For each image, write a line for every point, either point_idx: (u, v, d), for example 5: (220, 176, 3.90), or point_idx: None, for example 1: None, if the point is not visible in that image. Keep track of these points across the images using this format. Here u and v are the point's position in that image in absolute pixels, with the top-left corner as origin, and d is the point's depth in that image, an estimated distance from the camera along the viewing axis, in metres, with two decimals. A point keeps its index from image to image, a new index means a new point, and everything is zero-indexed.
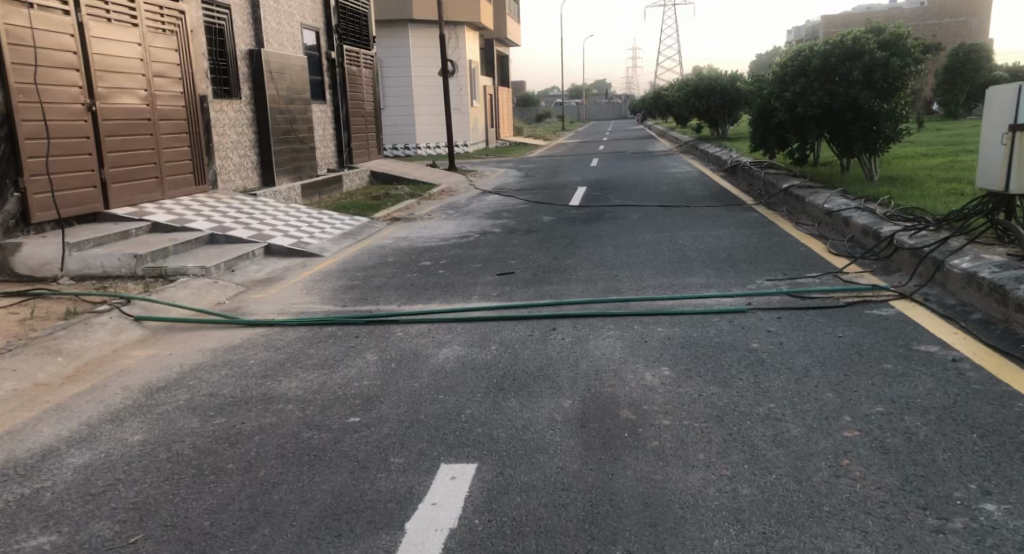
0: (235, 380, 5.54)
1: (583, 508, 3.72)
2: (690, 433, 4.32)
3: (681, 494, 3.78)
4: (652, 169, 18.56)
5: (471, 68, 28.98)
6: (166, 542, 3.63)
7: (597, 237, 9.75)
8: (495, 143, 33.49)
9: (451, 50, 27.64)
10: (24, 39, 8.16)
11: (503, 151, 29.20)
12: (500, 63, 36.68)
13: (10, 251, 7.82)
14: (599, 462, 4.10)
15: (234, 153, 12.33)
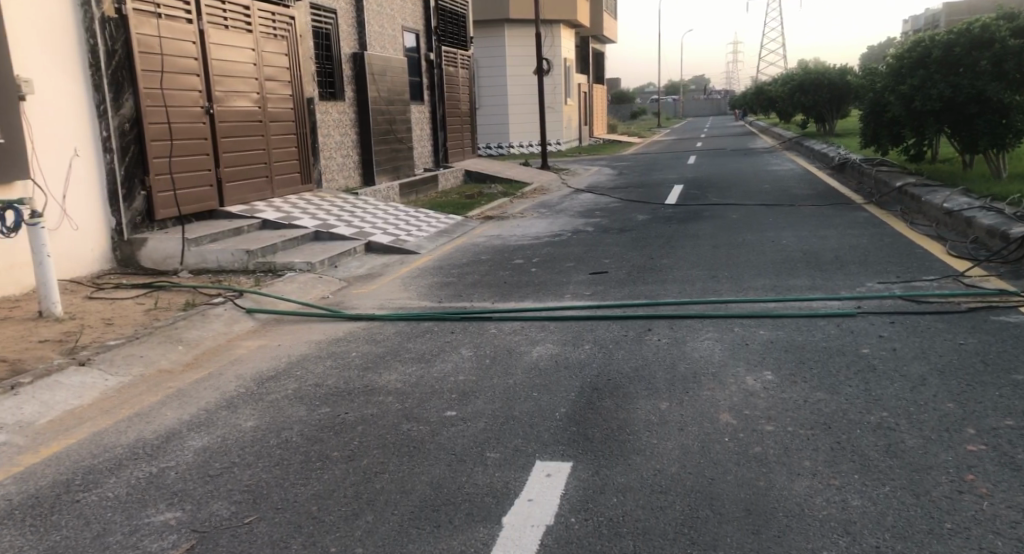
0: (338, 371, 5.73)
1: (682, 512, 3.68)
2: (796, 440, 4.23)
3: (785, 502, 3.70)
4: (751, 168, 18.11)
5: (565, 67, 28.96)
6: (277, 524, 3.79)
7: (695, 238, 9.61)
8: (589, 141, 33.31)
9: (547, 49, 27.69)
10: (153, 46, 8.65)
11: (596, 150, 29.07)
12: (595, 60, 36.50)
13: (138, 245, 8.34)
14: (699, 467, 4.05)
15: (338, 153, 12.71)
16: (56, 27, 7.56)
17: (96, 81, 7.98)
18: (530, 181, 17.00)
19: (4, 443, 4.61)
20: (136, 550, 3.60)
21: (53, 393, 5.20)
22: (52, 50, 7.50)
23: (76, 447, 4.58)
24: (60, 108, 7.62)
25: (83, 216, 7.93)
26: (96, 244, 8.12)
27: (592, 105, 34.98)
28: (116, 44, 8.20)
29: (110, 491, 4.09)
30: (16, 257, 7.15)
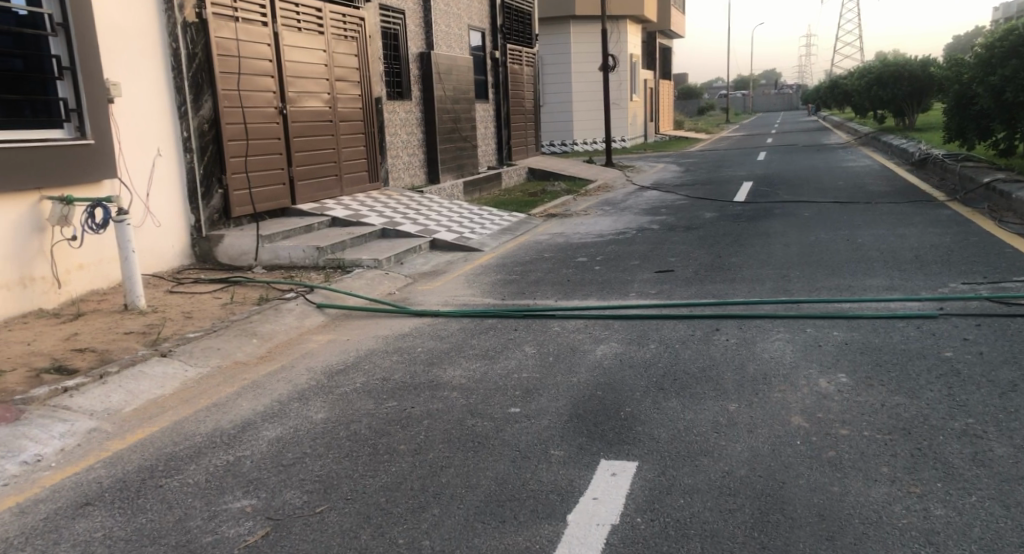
0: (404, 365, 5.83)
1: (752, 516, 3.64)
2: (873, 445, 4.13)
3: (862, 508, 3.62)
4: (826, 163, 17.66)
5: (631, 63, 28.73)
6: (348, 514, 3.87)
7: (765, 236, 9.44)
8: (654, 138, 32.95)
9: (613, 45, 27.52)
10: (230, 49, 8.91)
11: (661, 146, 28.77)
12: (662, 56, 36.09)
13: (215, 241, 8.62)
14: (769, 469, 3.99)
15: (404, 151, 12.88)
16: (142, 32, 7.86)
17: (178, 84, 8.27)
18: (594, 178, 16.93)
19: (93, 429, 4.82)
20: (215, 535, 3.72)
21: (137, 382, 5.42)
22: (137, 53, 7.80)
23: (159, 435, 4.76)
24: (146, 110, 7.93)
25: (166, 213, 8.23)
26: (177, 240, 8.41)
27: (658, 101, 34.61)
28: (197, 47, 8.48)
29: (191, 477, 4.24)
30: (104, 252, 7.45)
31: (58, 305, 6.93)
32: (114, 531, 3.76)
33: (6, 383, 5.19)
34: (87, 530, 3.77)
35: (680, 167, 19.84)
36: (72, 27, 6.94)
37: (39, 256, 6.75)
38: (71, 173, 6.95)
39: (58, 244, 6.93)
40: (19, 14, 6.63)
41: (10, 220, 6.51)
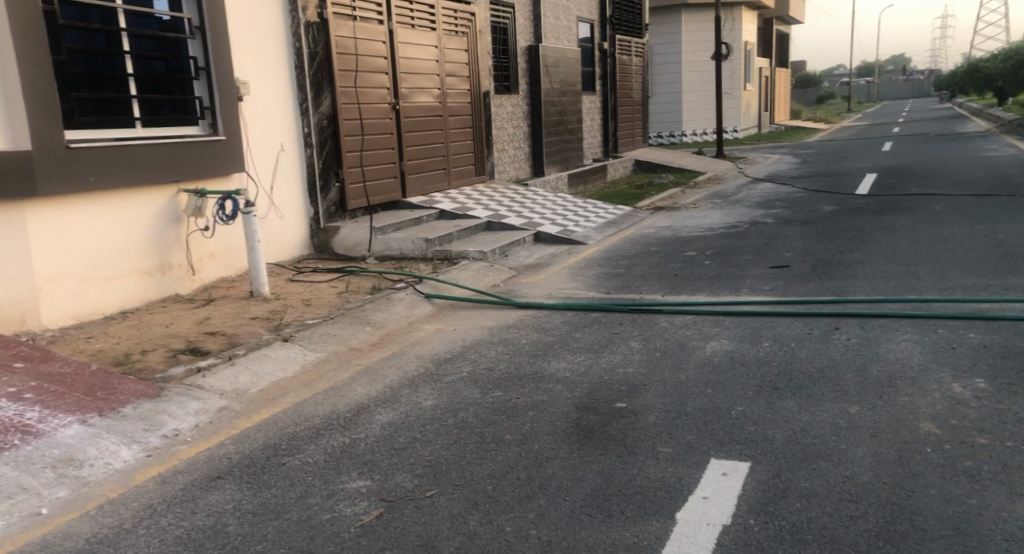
0: (510, 356, 5.92)
1: (877, 524, 3.54)
2: (1015, 457, 3.93)
3: (1003, 524, 3.46)
4: (961, 154, 16.70)
5: (746, 51, 28.01)
6: (456, 500, 3.99)
7: (892, 230, 9.06)
8: (768, 128, 31.96)
9: (727, 33, 26.91)
10: (348, 47, 9.22)
11: (776, 137, 27.92)
12: (778, 43, 35.01)
13: (332, 233, 8.96)
14: (894, 477, 3.87)
15: (511, 144, 13.00)
16: (268, 33, 8.25)
17: (300, 82, 8.64)
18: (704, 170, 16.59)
19: (223, 407, 5.12)
20: (333, 513, 3.90)
21: (262, 365, 5.72)
22: (264, 54, 8.20)
23: (282, 415, 5.01)
24: (270, 107, 8.32)
25: (287, 205, 8.62)
26: (296, 232, 8.80)
27: (775, 89, 33.59)
28: (318, 46, 8.82)
29: (310, 457, 4.46)
30: (233, 242, 7.88)
31: (192, 291, 7.37)
32: (243, 504, 3.99)
33: (147, 362, 5.59)
34: (219, 501, 4.02)
35: (797, 159, 19.18)
36: (208, 30, 7.38)
37: (176, 245, 7.20)
38: (205, 168, 7.39)
39: (193, 234, 7.39)
40: (163, 18, 7.10)
41: (152, 212, 6.97)
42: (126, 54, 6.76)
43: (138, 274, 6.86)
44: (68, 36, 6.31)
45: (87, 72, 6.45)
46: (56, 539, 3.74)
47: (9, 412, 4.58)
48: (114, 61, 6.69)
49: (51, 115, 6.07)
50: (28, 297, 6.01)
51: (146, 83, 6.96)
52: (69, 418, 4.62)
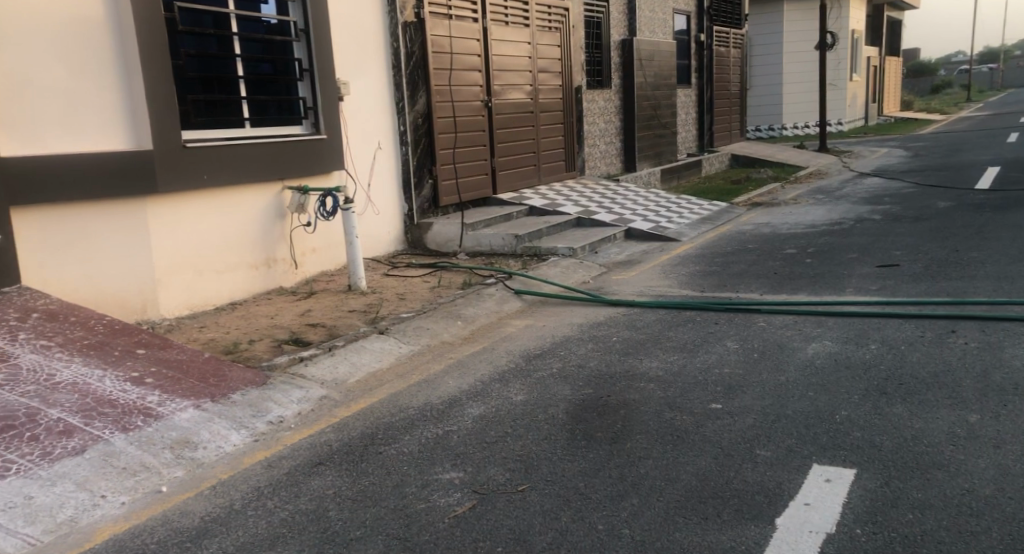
0: (601, 354, 5.88)
1: (1000, 541, 3.35)
2: None
3: None
4: None
5: (853, 40, 27.00)
6: (548, 495, 3.98)
7: (1015, 228, 8.55)
8: (875, 120, 30.73)
9: (833, 21, 26.04)
10: (444, 46, 9.33)
11: (884, 130, 26.80)
12: (888, 32, 33.63)
13: (425, 229, 9.10)
14: (1020, 492, 3.65)
15: (603, 140, 12.90)
16: (367, 33, 8.43)
17: (397, 81, 8.80)
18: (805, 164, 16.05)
19: (323, 396, 5.26)
20: (427, 503, 3.95)
21: (360, 356, 5.85)
22: (363, 53, 8.38)
23: (378, 405, 5.11)
24: (368, 106, 8.51)
25: (383, 202, 8.80)
26: (392, 227, 8.97)
27: (884, 80, 32.26)
28: (414, 46, 8.96)
29: (405, 447, 4.53)
30: (332, 237, 8.08)
31: (294, 285, 7.61)
32: (342, 490, 4.09)
33: (254, 351, 5.82)
34: (320, 487, 4.13)
35: (908, 152, 18.31)
36: (312, 34, 7.59)
37: (280, 240, 7.44)
38: (308, 165, 7.61)
39: (296, 230, 7.62)
40: (270, 22, 7.35)
41: (259, 207, 7.22)
42: (237, 57, 7.03)
43: (247, 268, 7.13)
44: (183, 40, 6.61)
45: (200, 76, 6.75)
46: (174, 516, 3.91)
47: (131, 395, 4.81)
48: (226, 64, 6.98)
49: (170, 114, 6.38)
50: (147, 288, 6.35)
51: (255, 84, 7.23)
52: (185, 402, 4.82)
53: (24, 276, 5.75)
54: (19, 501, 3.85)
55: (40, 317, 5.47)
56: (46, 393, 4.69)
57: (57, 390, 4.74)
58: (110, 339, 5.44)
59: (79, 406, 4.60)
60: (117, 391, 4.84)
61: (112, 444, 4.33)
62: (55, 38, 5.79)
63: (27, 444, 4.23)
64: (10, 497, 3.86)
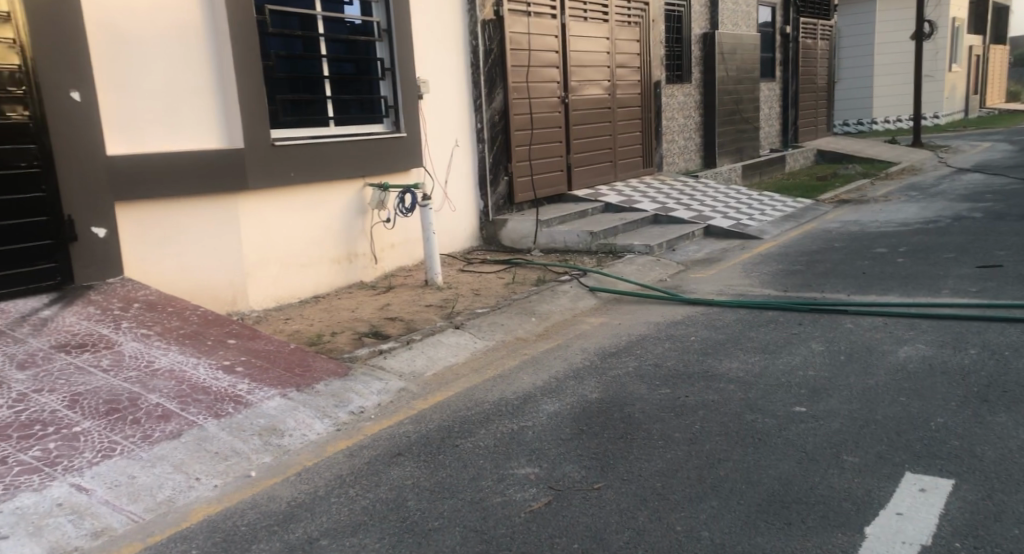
0: (679, 353, 5.78)
1: None
2: None
3: None
4: None
5: (953, 29, 25.92)
6: (625, 494, 3.92)
7: None
8: (976, 112, 29.41)
9: (931, 10, 25.06)
10: (522, 43, 9.32)
11: (986, 123, 25.62)
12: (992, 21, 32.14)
13: (500, 225, 9.12)
14: None
15: (681, 135, 12.70)
16: (446, 31, 8.48)
17: (474, 78, 8.84)
18: (896, 160, 15.46)
19: (400, 388, 5.32)
20: (504, 497, 3.95)
21: (437, 350, 5.90)
22: (442, 51, 8.44)
23: (454, 399, 5.14)
24: (447, 104, 8.56)
25: (459, 198, 8.85)
26: (467, 223, 9.03)
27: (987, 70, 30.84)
28: (492, 43, 8.98)
29: (481, 440, 4.54)
30: (411, 233, 8.17)
31: (374, 279, 7.73)
32: (420, 481, 4.12)
33: (336, 344, 5.94)
34: (400, 477, 4.18)
35: (1011, 147, 17.44)
36: (394, 33, 7.69)
37: (361, 236, 7.57)
38: (389, 163, 7.71)
39: (376, 226, 7.73)
40: (354, 23, 7.46)
41: (341, 204, 7.35)
42: (321, 58, 7.18)
43: (330, 262, 7.28)
44: (270, 43, 6.78)
45: (288, 77, 6.94)
46: (263, 500, 4.00)
47: (222, 383, 4.95)
48: (312, 65, 7.14)
49: (259, 113, 6.56)
50: (236, 280, 6.55)
51: (339, 84, 7.37)
52: (272, 391, 4.94)
53: (125, 268, 5.98)
54: (123, 480, 4.00)
55: (140, 307, 5.66)
56: (145, 378, 4.86)
57: (156, 376, 4.91)
58: (204, 329, 5.58)
59: (176, 392, 4.76)
60: (209, 378, 4.98)
61: (205, 429, 4.46)
62: (156, 40, 6.00)
63: (129, 426, 4.39)
64: (115, 476, 4.01)
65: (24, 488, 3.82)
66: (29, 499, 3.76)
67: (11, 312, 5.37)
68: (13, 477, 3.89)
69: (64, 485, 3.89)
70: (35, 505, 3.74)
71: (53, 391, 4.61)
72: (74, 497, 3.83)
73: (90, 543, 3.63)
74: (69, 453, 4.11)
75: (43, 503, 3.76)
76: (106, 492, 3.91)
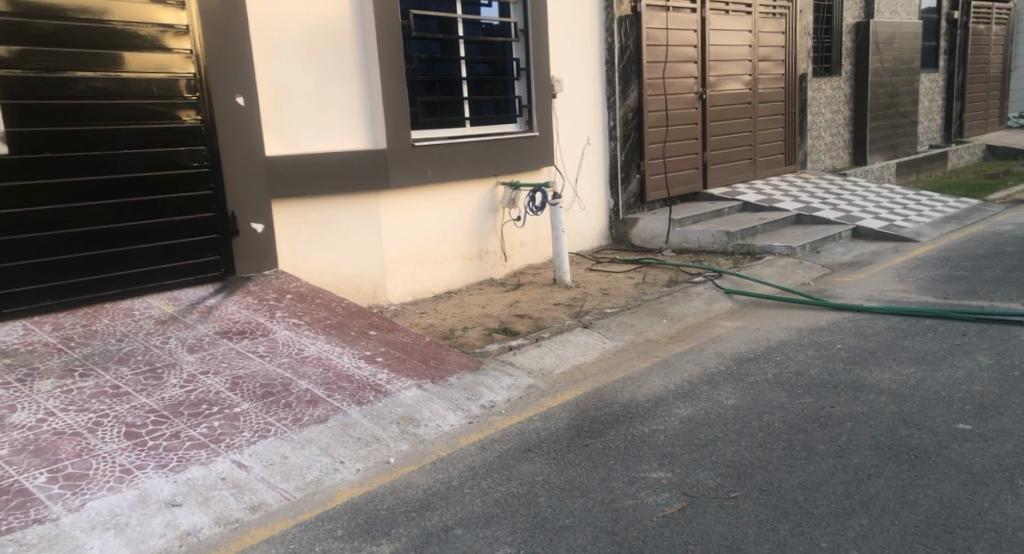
0: (823, 361, 5.44)
1: None
2: None
3: None
4: None
5: None
6: (764, 505, 3.70)
7: None
8: None
9: None
10: (659, 39, 9.10)
11: None
12: None
13: (630, 224, 8.95)
14: None
15: (828, 131, 12.08)
16: (582, 28, 8.38)
17: (609, 76, 8.70)
18: None
19: (529, 385, 5.25)
20: (635, 500, 3.81)
21: (565, 349, 5.81)
22: (577, 49, 8.35)
23: (583, 398, 5.04)
24: (581, 101, 8.47)
25: (590, 197, 8.74)
26: (597, 221, 8.91)
27: None
28: (629, 40, 8.81)
29: (611, 441, 4.41)
30: (541, 231, 8.13)
31: (504, 276, 7.74)
32: (550, 478, 4.04)
33: (467, 339, 5.97)
34: (530, 473, 4.11)
35: None
36: (531, 33, 7.66)
37: (493, 233, 7.60)
38: (522, 161, 7.69)
39: (507, 224, 7.73)
40: (491, 24, 7.47)
41: (475, 201, 7.40)
42: (459, 59, 7.23)
43: (462, 259, 7.35)
44: (410, 47, 6.88)
45: (427, 78, 7.02)
46: (401, 486, 4.03)
47: (364, 371, 5.04)
48: (450, 66, 7.21)
49: (402, 113, 6.67)
50: (375, 273, 6.71)
51: (475, 84, 7.41)
52: (409, 382, 4.99)
53: (278, 261, 6.20)
54: (276, 459, 4.13)
55: (292, 298, 5.85)
56: (295, 365, 5.01)
57: (305, 362, 5.05)
58: (348, 320, 5.70)
59: (323, 379, 4.88)
60: (352, 366, 5.09)
61: (349, 415, 4.55)
62: (312, 43, 6.20)
63: (282, 409, 4.53)
64: (269, 455, 4.15)
65: (193, 461, 4.00)
66: (198, 471, 3.94)
67: (182, 299, 5.65)
68: (184, 450, 4.07)
69: (227, 461, 4.05)
70: (202, 477, 3.91)
71: (217, 373, 4.81)
72: (235, 472, 3.98)
73: (249, 516, 3.76)
74: (231, 431, 4.27)
75: (210, 475, 3.93)
76: (262, 470, 4.04)
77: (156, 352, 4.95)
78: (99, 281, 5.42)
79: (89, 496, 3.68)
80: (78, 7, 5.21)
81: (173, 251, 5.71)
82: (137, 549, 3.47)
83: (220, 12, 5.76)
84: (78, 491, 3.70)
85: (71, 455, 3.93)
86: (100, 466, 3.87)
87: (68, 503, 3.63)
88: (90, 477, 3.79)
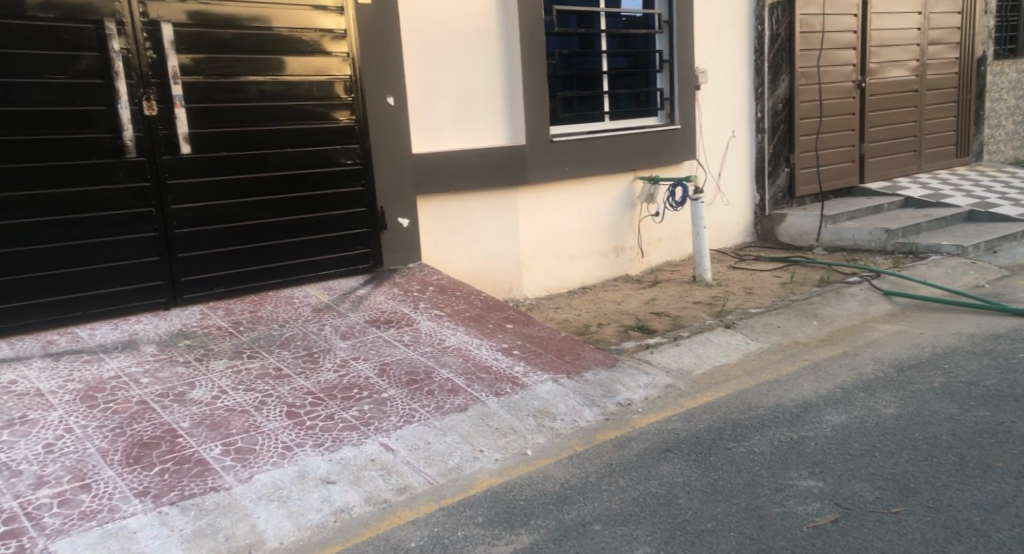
0: (1000, 372, 4.92)
1: None
2: None
3: None
4: None
5: None
6: (931, 524, 3.34)
7: None
8: None
9: None
10: (814, 25, 8.58)
11: None
12: None
13: (778, 220, 8.51)
14: None
15: (1010, 119, 11.06)
16: (730, 16, 8.02)
17: (758, 65, 8.29)
18: None
19: (668, 385, 5.04)
20: (784, 508, 3.54)
21: (706, 349, 5.54)
22: (724, 38, 8.00)
23: (726, 399, 4.78)
24: (726, 93, 8.12)
25: (733, 192, 8.37)
26: (741, 217, 8.53)
27: None
28: (781, 27, 8.35)
29: (756, 446, 4.15)
30: (680, 227, 7.85)
31: (640, 273, 7.53)
32: (691, 480, 3.83)
33: (603, 335, 5.82)
34: (670, 473, 3.91)
35: None
36: (675, 24, 7.38)
37: (630, 229, 7.40)
38: (663, 156, 7.44)
39: (644, 219, 7.51)
40: (635, 15, 7.27)
41: (613, 196, 7.22)
42: (601, 53, 7.07)
43: (598, 254, 7.20)
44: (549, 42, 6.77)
45: (565, 74, 6.90)
46: (538, 478, 3.94)
47: (502, 363, 4.99)
48: (590, 60, 7.05)
49: (542, 105, 6.59)
50: (511, 267, 6.68)
51: (614, 79, 7.23)
52: (545, 375, 4.90)
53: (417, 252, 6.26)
54: (421, 444, 4.13)
55: (434, 290, 5.88)
56: (437, 354, 5.02)
57: (446, 352, 5.05)
58: (486, 313, 5.67)
59: (463, 369, 4.86)
60: (490, 358, 5.05)
61: (488, 406, 4.51)
62: (457, 40, 6.22)
63: (425, 396, 4.53)
64: (414, 439, 4.15)
65: (345, 442, 4.06)
66: (350, 452, 3.99)
67: (335, 289, 5.79)
68: (337, 431, 4.14)
69: (376, 443, 4.08)
70: (354, 458, 3.95)
71: (367, 359, 4.89)
72: (384, 455, 4.00)
73: (397, 497, 3.77)
74: (379, 415, 4.31)
75: (360, 456, 3.97)
76: (407, 454, 4.05)
77: (313, 338, 5.08)
78: (263, 269, 5.62)
79: (256, 469, 3.78)
80: (249, 14, 5.41)
81: (328, 242, 5.86)
82: (297, 522, 3.54)
83: (370, 9, 5.85)
84: (247, 464, 3.82)
85: (241, 430, 4.07)
86: (265, 442, 3.99)
87: (238, 474, 3.74)
88: (257, 452, 3.91)
